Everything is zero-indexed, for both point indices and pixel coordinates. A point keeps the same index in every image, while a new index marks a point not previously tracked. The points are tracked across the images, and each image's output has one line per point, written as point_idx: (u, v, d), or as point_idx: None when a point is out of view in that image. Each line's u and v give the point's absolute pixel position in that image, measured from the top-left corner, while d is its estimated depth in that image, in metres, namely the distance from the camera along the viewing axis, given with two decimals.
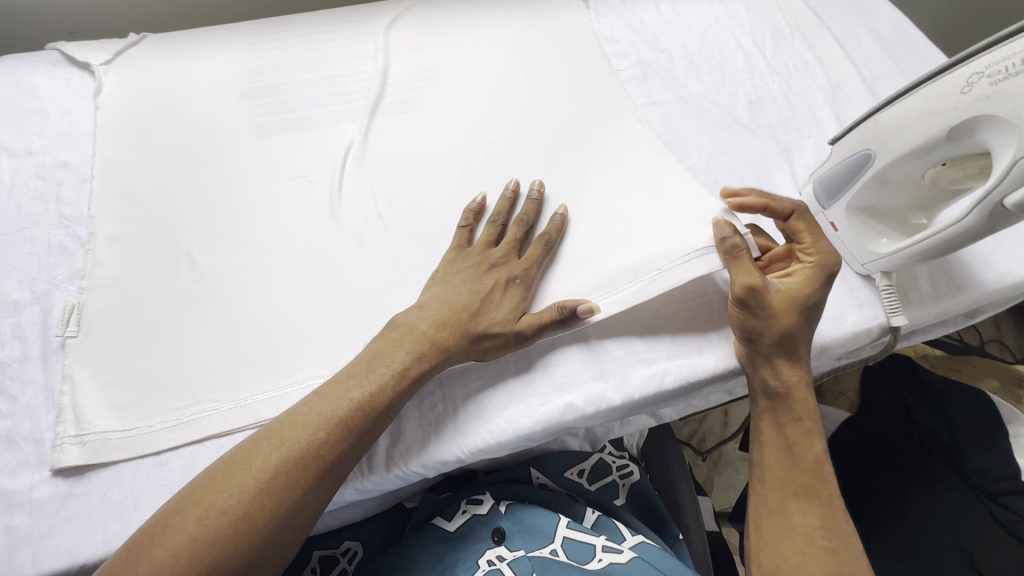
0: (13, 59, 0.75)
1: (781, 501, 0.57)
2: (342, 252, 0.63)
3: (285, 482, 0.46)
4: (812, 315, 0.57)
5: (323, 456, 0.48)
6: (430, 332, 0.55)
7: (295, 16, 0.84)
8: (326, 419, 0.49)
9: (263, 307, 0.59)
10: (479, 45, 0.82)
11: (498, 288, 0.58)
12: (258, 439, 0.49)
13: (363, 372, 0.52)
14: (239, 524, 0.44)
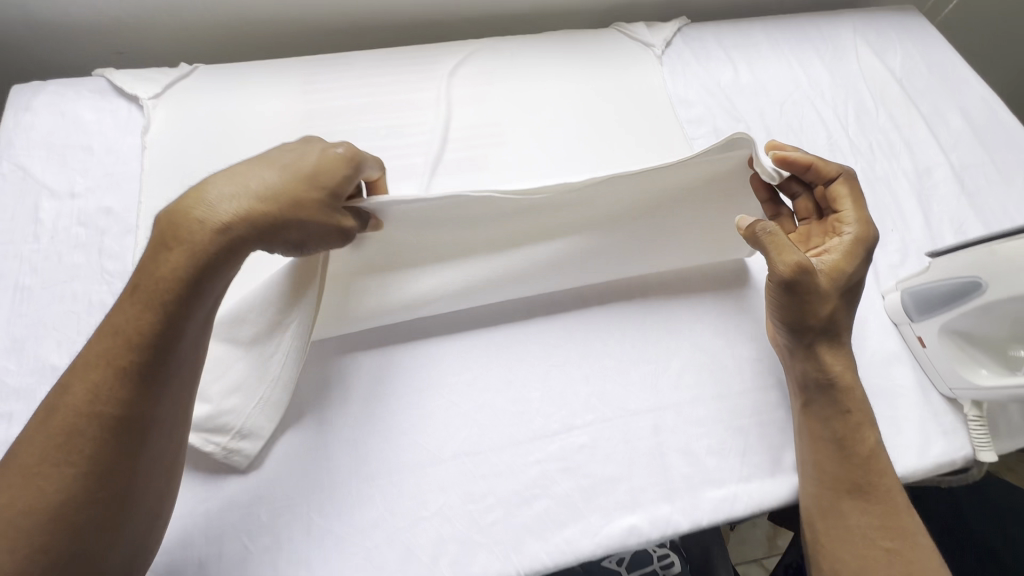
0: (58, 85, 0.71)
1: (844, 504, 0.53)
2: (396, 332, 0.60)
3: (78, 461, 0.40)
4: (855, 290, 0.57)
5: (130, 406, 0.42)
6: (230, 216, 0.44)
7: (354, 53, 0.79)
8: (118, 360, 0.42)
9: (314, 392, 0.56)
10: (546, 98, 0.77)
11: (317, 164, 0.48)
12: (52, 397, 0.42)
13: (133, 307, 0.43)
14: (33, 520, 0.39)
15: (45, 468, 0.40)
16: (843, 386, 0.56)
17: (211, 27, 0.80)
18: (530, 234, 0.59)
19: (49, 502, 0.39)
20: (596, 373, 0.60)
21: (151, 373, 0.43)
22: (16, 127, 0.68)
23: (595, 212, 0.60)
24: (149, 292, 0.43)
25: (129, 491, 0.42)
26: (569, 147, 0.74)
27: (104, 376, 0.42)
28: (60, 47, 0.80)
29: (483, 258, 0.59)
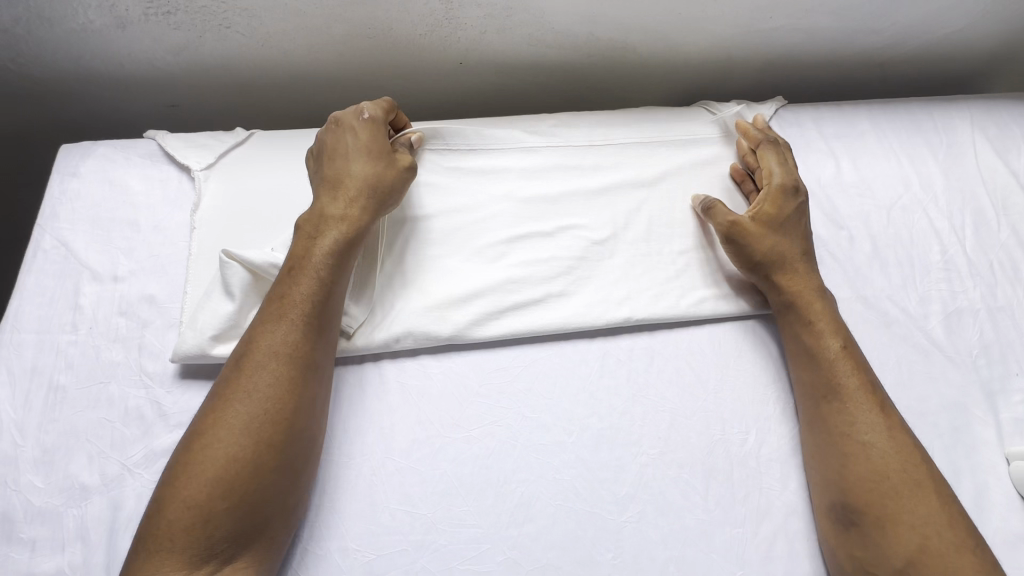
0: (108, 148, 0.67)
1: (836, 421, 0.55)
2: (454, 470, 0.54)
3: (259, 389, 0.50)
4: (797, 213, 0.64)
5: (299, 347, 0.51)
6: (352, 203, 0.57)
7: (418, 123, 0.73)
8: (292, 307, 0.52)
9: (362, 539, 0.51)
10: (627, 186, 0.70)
11: (383, 138, 0.60)
12: (245, 354, 0.51)
13: (295, 269, 0.54)
14: (226, 437, 0.48)
15: (235, 395, 0.49)
16: (805, 303, 0.60)
17: (270, 84, 0.74)
18: (533, 171, 0.69)
19: (236, 422, 0.48)
20: (673, 533, 0.53)
21: (319, 315, 0.53)
22: (63, 196, 0.64)
23: (585, 159, 0.71)
24: (309, 263, 0.54)
25: (295, 416, 0.50)
26: (653, 250, 0.66)
27: (277, 327, 0.52)
28: (110, 95, 0.74)
29: (512, 214, 0.66)
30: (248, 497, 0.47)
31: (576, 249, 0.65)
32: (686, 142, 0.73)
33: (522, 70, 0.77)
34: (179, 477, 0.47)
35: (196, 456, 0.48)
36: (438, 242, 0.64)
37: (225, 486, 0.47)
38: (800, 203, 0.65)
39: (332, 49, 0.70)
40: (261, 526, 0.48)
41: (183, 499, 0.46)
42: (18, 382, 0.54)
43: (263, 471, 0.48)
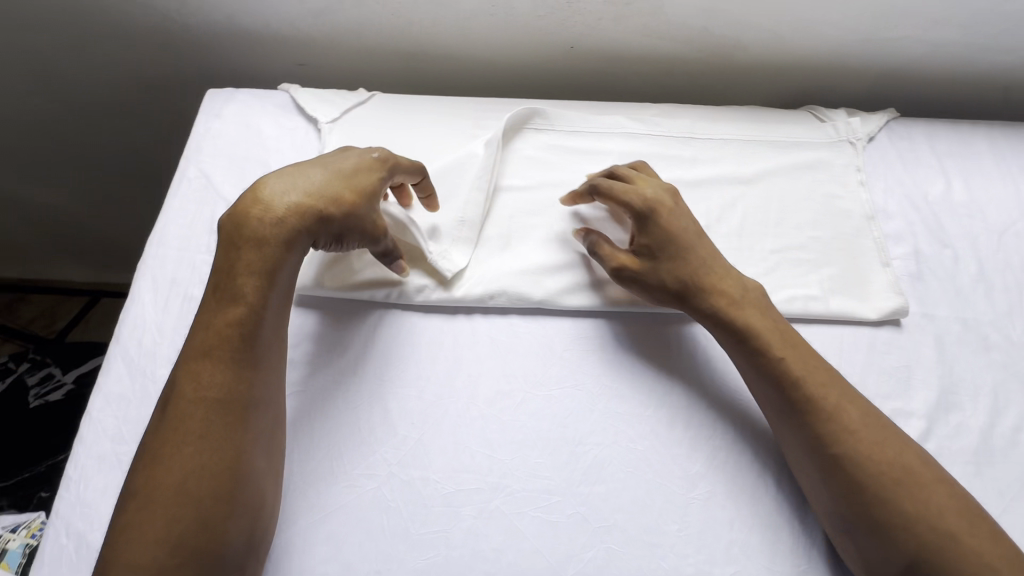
0: (249, 96, 0.74)
1: (809, 413, 0.53)
2: (533, 422, 0.57)
3: (208, 411, 0.48)
4: (658, 224, 0.60)
5: (232, 388, 0.49)
6: (285, 206, 0.53)
7: (526, 101, 0.76)
8: (229, 331, 0.50)
9: (443, 472, 0.54)
10: (724, 181, 0.70)
11: (361, 168, 0.58)
12: (172, 410, 0.49)
13: (229, 282, 0.52)
14: (179, 467, 0.46)
15: (171, 449, 0.47)
16: (736, 319, 0.57)
17: (391, 53, 0.80)
18: (632, 155, 0.71)
19: (188, 449, 0.47)
20: (740, 517, 0.54)
21: (256, 332, 0.51)
22: (206, 133, 0.71)
23: (686, 151, 0.72)
24: (238, 289, 0.51)
25: (237, 458, 0.48)
26: (744, 245, 0.67)
27: (204, 369, 0.50)
28: (250, 51, 0.82)
29: None
30: (217, 522, 0.46)
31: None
32: (790, 146, 0.73)
33: (628, 60, 0.79)
34: (136, 524, 0.45)
35: (149, 495, 0.46)
36: (534, 211, 0.67)
37: (192, 516, 0.46)
38: (665, 218, 0.60)
39: (454, 24, 0.74)
40: (235, 550, 0.47)
41: (141, 543, 0.44)
42: (160, 290, 0.61)
43: (226, 492, 0.47)
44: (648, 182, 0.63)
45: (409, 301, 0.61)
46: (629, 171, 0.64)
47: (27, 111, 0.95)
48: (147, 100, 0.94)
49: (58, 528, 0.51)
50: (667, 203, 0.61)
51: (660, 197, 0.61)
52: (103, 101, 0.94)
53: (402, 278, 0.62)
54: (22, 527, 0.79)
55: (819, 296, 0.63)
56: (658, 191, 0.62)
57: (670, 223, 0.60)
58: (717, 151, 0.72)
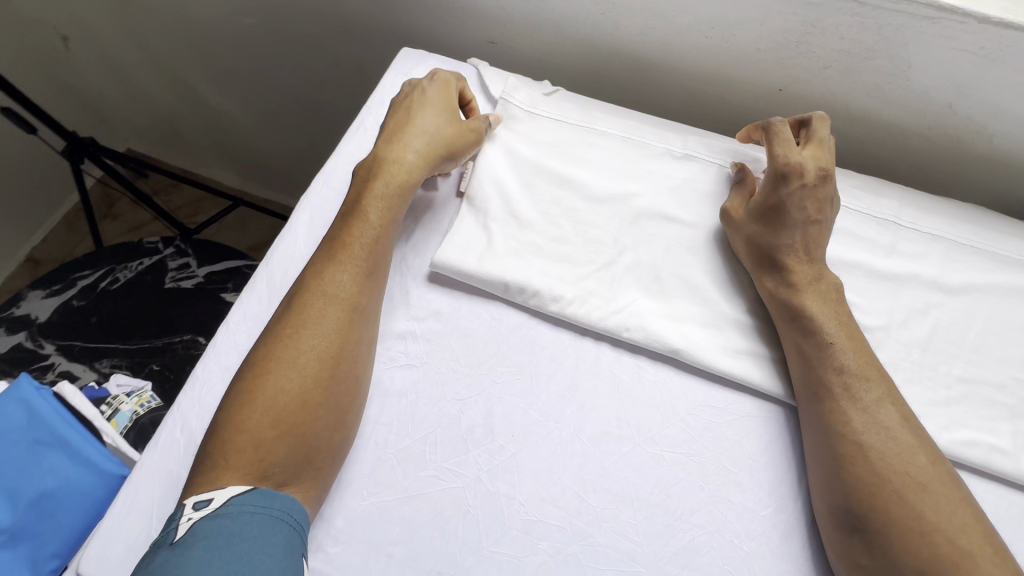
0: (438, 63, 0.74)
1: (873, 465, 0.48)
2: (633, 478, 0.52)
3: (325, 304, 0.54)
4: (783, 187, 0.58)
5: (350, 291, 0.55)
6: (414, 154, 0.62)
7: (713, 134, 0.70)
8: (354, 243, 0.57)
9: (530, 496, 0.51)
10: (921, 283, 0.61)
11: (431, 97, 0.65)
12: (296, 307, 0.54)
13: (361, 205, 0.59)
14: (292, 347, 0.52)
15: (291, 335, 0.52)
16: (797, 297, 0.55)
17: (584, 51, 0.77)
18: None
19: (303, 332, 0.53)
20: None
21: (377, 248, 0.58)
22: (392, 89, 0.72)
23: (881, 236, 0.63)
24: (367, 210, 0.59)
25: (340, 356, 0.52)
26: (927, 363, 0.57)
27: (330, 271, 0.56)
28: (448, 21, 0.83)
29: None
30: (316, 401, 0.50)
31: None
32: (1016, 264, 0.61)
33: (838, 116, 0.71)
34: (246, 392, 0.50)
35: (261, 369, 0.51)
36: (693, 251, 0.62)
37: (297, 392, 0.50)
38: (794, 188, 0.58)
39: (662, 37, 0.70)
40: (322, 438, 0.50)
41: (250, 408, 0.49)
42: (314, 228, 0.64)
43: (324, 383, 0.51)
44: (815, 153, 0.59)
45: (540, 308, 0.59)
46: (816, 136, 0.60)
47: (241, 30, 1.04)
48: (339, 44, 0.99)
49: (175, 421, 0.55)
50: (808, 176, 0.58)
51: (812, 169, 0.58)
52: (301, 36, 1.00)
53: (537, 284, 0.59)
54: (134, 394, 0.87)
55: (1009, 452, 0.53)
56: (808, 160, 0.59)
57: (800, 205, 0.57)
58: (919, 246, 0.62)
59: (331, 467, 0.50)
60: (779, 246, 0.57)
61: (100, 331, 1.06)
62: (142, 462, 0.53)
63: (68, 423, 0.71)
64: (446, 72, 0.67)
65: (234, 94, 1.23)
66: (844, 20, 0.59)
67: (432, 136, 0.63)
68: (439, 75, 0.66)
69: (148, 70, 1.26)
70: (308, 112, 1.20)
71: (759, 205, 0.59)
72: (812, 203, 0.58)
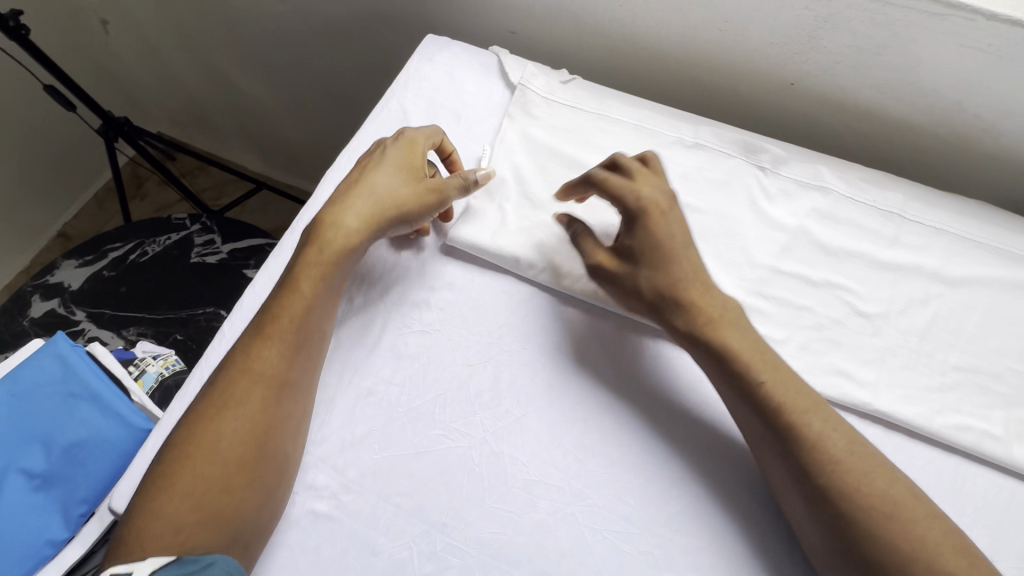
0: (461, 50, 0.77)
1: (853, 481, 0.46)
2: (632, 446, 0.55)
3: (249, 380, 0.51)
4: (642, 227, 0.57)
5: (278, 364, 0.53)
6: (354, 217, 0.58)
7: (723, 124, 0.72)
8: (286, 315, 0.55)
9: (532, 458, 0.54)
10: (921, 274, 0.62)
11: (396, 156, 0.61)
12: (221, 384, 0.52)
13: (295, 275, 0.56)
14: (211, 428, 0.50)
15: (213, 414, 0.50)
16: (714, 338, 0.53)
17: (602, 42, 0.79)
18: (823, 214, 0.65)
19: (224, 412, 0.50)
20: None
21: (308, 318, 0.55)
22: (415, 73, 0.76)
23: (885, 227, 0.64)
24: (301, 280, 0.56)
25: (264, 432, 0.50)
26: (923, 350, 0.59)
27: (261, 346, 0.53)
28: (471, 11, 0.86)
29: (782, 249, 0.64)
30: (234, 487, 0.48)
31: (838, 311, 0.60)
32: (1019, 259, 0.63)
33: (848, 111, 0.72)
34: (163, 475, 0.48)
35: (180, 451, 0.49)
36: (699, 235, 0.64)
37: (215, 477, 0.48)
38: (644, 232, 0.57)
39: (677, 30, 0.72)
40: (250, 515, 0.48)
41: (164, 497, 0.47)
42: None
43: (249, 461, 0.49)
44: (647, 181, 0.59)
45: (548, 283, 0.61)
46: (634, 164, 0.60)
47: (272, 16, 1.08)
48: (365, 32, 1.02)
49: (203, 373, 0.59)
50: (658, 204, 0.57)
51: (654, 199, 0.57)
52: (329, 23, 1.04)
53: (547, 260, 0.62)
54: (161, 357, 0.91)
55: (1000, 438, 0.54)
56: (648, 188, 0.58)
57: (670, 220, 0.57)
58: (922, 237, 0.64)
59: (259, 540, 0.49)
60: (671, 285, 0.55)
61: (128, 301, 1.11)
62: (173, 408, 0.58)
63: (100, 378, 0.76)
64: (415, 131, 0.63)
65: (262, 80, 1.27)
66: (856, 15, 0.61)
67: (385, 194, 0.59)
68: (410, 133, 0.63)
69: (182, 54, 1.31)
70: (332, 98, 1.24)
71: (629, 258, 0.57)
72: (681, 219, 0.58)
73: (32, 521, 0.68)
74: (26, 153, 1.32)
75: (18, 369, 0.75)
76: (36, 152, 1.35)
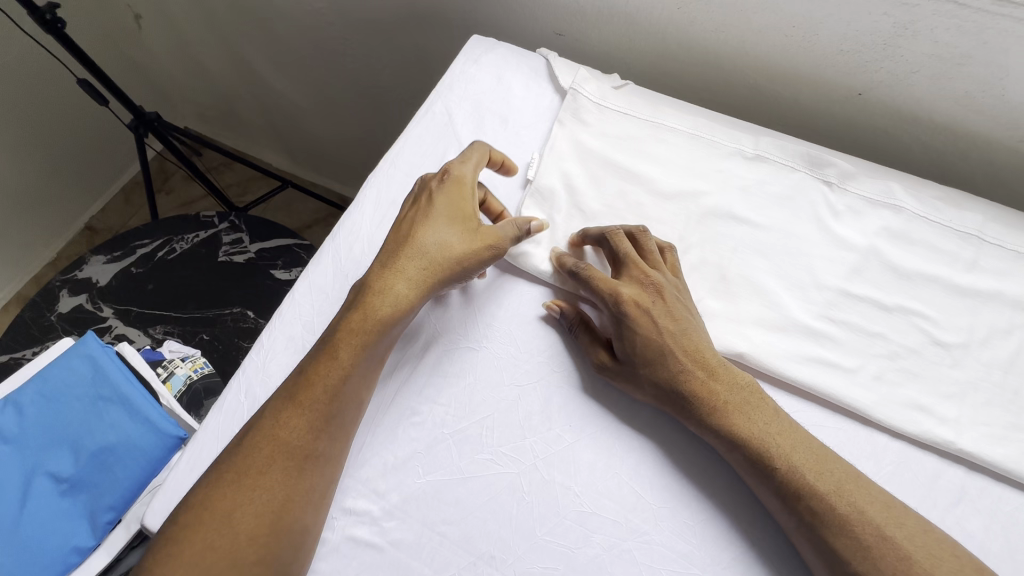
0: (508, 51, 0.74)
1: (891, 562, 0.44)
2: (693, 479, 0.52)
3: (274, 452, 0.48)
4: (623, 327, 0.54)
5: (306, 436, 0.49)
6: (403, 282, 0.54)
7: (785, 135, 0.68)
8: (320, 383, 0.50)
9: (586, 488, 0.51)
10: (1006, 302, 0.58)
11: (443, 206, 0.57)
12: (248, 449, 0.48)
13: (336, 338, 0.52)
14: (229, 498, 0.46)
15: (234, 480, 0.47)
16: (727, 427, 0.50)
17: (655, 45, 0.76)
18: (897, 233, 0.61)
19: (244, 483, 0.47)
20: None
21: (344, 389, 0.51)
22: (461, 74, 0.73)
23: (965, 250, 0.60)
24: (338, 346, 0.52)
25: (281, 509, 0.46)
26: (1009, 385, 0.54)
27: (291, 414, 0.49)
28: (517, 11, 0.82)
29: (852, 270, 0.60)
30: (247, 567, 0.44)
31: (913, 339, 0.56)
32: None
33: (920, 123, 0.68)
34: (170, 541, 0.45)
35: (192, 516, 0.45)
36: (762, 253, 0.61)
37: (226, 554, 0.44)
38: (638, 314, 0.54)
39: (738, 34, 0.68)
40: None
41: (169, 569, 0.43)
42: (380, 207, 0.64)
43: (264, 537, 0.45)
44: (637, 274, 0.56)
45: None
46: (622, 249, 0.57)
47: (308, 12, 1.06)
48: (403, 30, 1.00)
49: (240, 384, 0.56)
50: (639, 298, 0.54)
51: (642, 291, 0.55)
52: (366, 21, 1.01)
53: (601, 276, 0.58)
54: (189, 360, 0.90)
55: None
56: (627, 283, 0.55)
57: (663, 324, 0.53)
58: (1006, 262, 0.59)
59: None
60: (669, 377, 0.52)
61: (155, 299, 1.10)
62: (208, 422, 0.55)
63: (129, 380, 0.73)
64: (463, 168, 0.59)
65: (294, 77, 1.25)
66: (942, 22, 0.57)
67: (433, 254, 0.55)
68: (457, 174, 0.58)
69: (214, 50, 1.29)
70: (364, 97, 1.21)
71: (634, 352, 0.53)
72: (681, 306, 0.55)
73: (58, 527, 0.66)
74: (57, 145, 1.32)
75: (49, 369, 0.73)
76: (68, 144, 1.35)
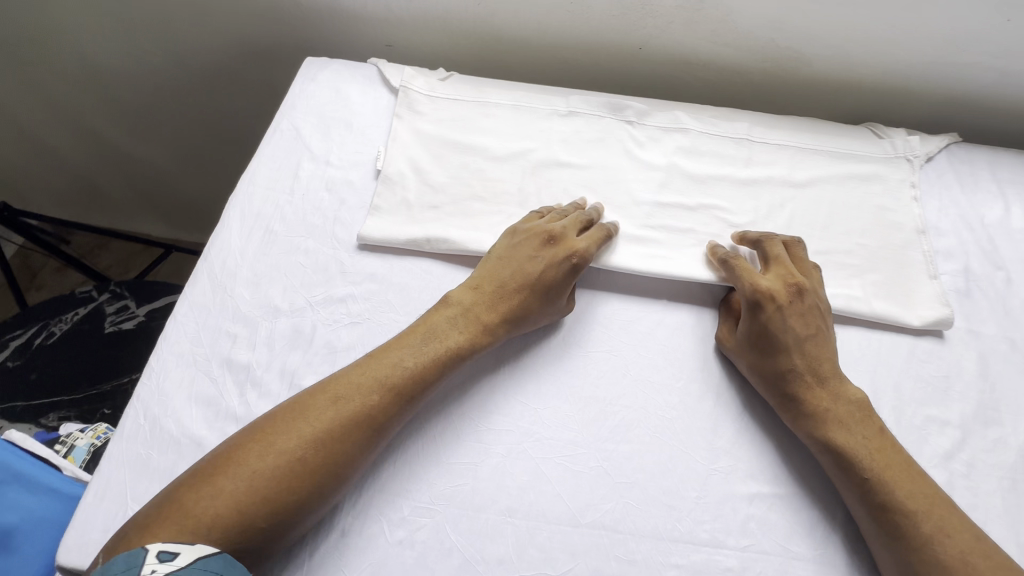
0: (341, 66, 0.82)
1: None
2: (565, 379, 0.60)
3: (364, 428, 0.52)
4: (762, 315, 0.59)
5: (395, 415, 0.54)
6: (491, 324, 0.60)
7: (591, 91, 0.80)
8: (423, 370, 0.56)
9: (479, 411, 0.58)
10: (775, 183, 0.73)
11: (535, 276, 0.62)
12: (339, 413, 0.52)
13: (450, 332, 0.58)
14: (302, 446, 0.50)
15: (315, 434, 0.50)
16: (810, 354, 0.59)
17: (472, 40, 0.86)
18: (688, 149, 0.74)
19: (331, 439, 0.50)
20: (761, 496, 0.56)
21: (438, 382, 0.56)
22: (301, 92, 0.79)
23: (741, 150, 0.75)
24: (445, 340, 0.58)
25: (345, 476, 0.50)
26: None
27: (392, 396, 0.54)
28: (345, 30, 0.90)
29: (660, 184, 0.72)
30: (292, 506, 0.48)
31: (715, 227, 0.69)
32: (850, 156, 0.74)
33: (692, 63, 0.83)
34: (229, 463, 0.48)
35: (260, 449, 0.49)
36: (588, 187, 0.72)
37: (283, 495, 0.48)
38: (773, 310, 0.59)
39: (532, 17, 0.80)
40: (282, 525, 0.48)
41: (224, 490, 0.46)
42: (246, 221, 0.69)
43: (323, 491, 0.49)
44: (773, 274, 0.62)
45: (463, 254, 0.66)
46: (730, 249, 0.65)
47: (145, 69, 1.07)
48: (246, 69, 1.04)
49: (138, 409, 0.58)
50: (780, 294, 0.60)
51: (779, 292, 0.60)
52: (207, 67, 1.04)
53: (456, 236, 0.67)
54: (89, 430, 0.87)
55: (860, 298, 0.65)
56: (772, 282, 0.61)
57: (793, 310, 0.60)
58: (771, 152, 0.75)
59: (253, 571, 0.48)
60: (779, 329, 0.59)
61: (41, 387, 1.04)
62: (109, 453, 0.56)
63: (22, 457, 0.71)
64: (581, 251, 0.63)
65: (151, 138, 1.25)
66: None
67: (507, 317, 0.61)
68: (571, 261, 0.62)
69: (56, 128, 1.26)
70: (227, 141, 1.23)
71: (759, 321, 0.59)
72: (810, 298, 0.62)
73: None
74: None
75: None
76: None
